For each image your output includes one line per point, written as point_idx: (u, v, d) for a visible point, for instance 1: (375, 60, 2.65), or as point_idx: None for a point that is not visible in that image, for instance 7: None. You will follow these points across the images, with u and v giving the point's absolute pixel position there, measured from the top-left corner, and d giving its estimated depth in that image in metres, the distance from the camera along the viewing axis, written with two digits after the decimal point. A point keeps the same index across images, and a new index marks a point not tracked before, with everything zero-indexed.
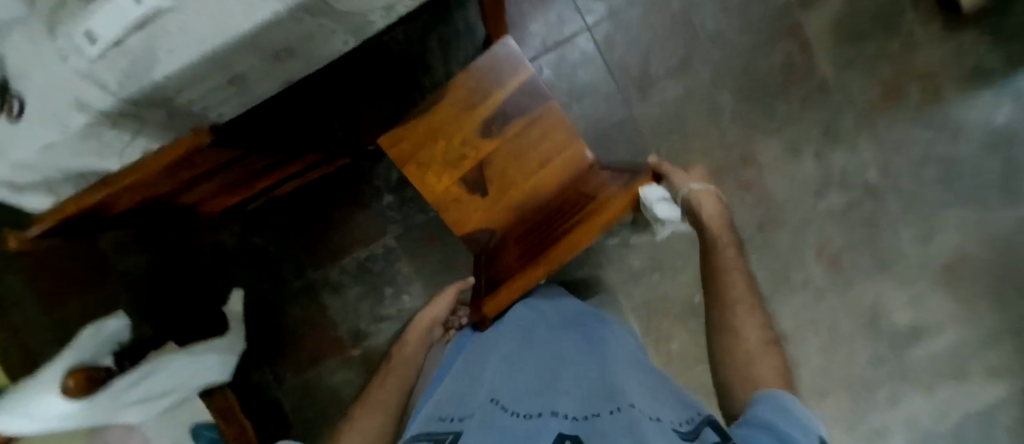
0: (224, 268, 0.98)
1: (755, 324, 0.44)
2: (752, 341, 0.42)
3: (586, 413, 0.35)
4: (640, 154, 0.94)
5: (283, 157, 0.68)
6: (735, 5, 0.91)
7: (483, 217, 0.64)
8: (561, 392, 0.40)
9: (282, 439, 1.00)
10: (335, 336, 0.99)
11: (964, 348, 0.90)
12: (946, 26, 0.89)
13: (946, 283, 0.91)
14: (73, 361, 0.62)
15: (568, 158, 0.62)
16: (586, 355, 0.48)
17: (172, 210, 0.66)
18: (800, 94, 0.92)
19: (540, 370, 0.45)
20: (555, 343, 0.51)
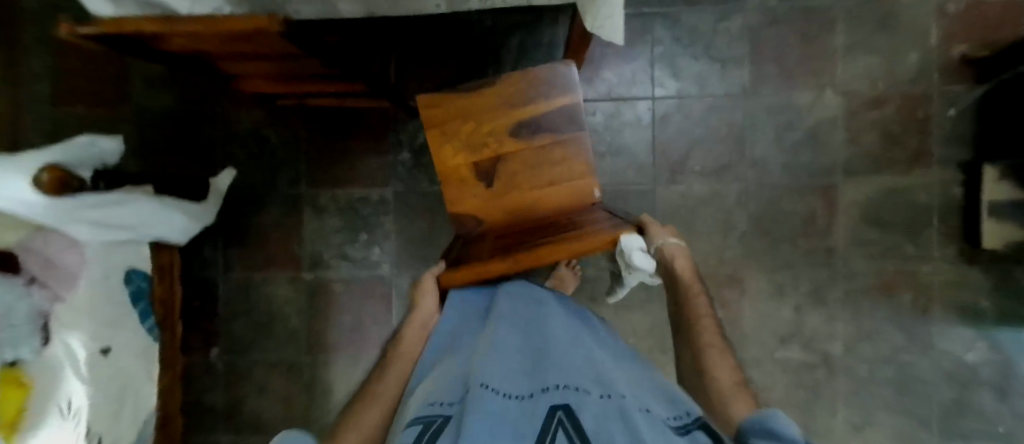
0: (229, 143, 0.99)
1: (727, 366, 0.47)
2: (723, 382, 0.45)
3: (574, 387, 0.37)
4: None
5: (331, 74, 0.71)
6: (789, 142, 0.95)
7: (479, 205, 0.65)
8: (551, 369, 0.41)
9: (202, 320, 1.01)
10: (296, 253, 1.00)
11: None
12: (961, 254, 0.92)
13: None
14: (59, 159, 0.64)
15: (576, 190, 0.64)
16: (571, 333, 0.49)
17: (212, 71, 0.68)
18: (808, 247, 0.95)
19: (529, 347, 0.46)
20: (540, 314, 0.52)
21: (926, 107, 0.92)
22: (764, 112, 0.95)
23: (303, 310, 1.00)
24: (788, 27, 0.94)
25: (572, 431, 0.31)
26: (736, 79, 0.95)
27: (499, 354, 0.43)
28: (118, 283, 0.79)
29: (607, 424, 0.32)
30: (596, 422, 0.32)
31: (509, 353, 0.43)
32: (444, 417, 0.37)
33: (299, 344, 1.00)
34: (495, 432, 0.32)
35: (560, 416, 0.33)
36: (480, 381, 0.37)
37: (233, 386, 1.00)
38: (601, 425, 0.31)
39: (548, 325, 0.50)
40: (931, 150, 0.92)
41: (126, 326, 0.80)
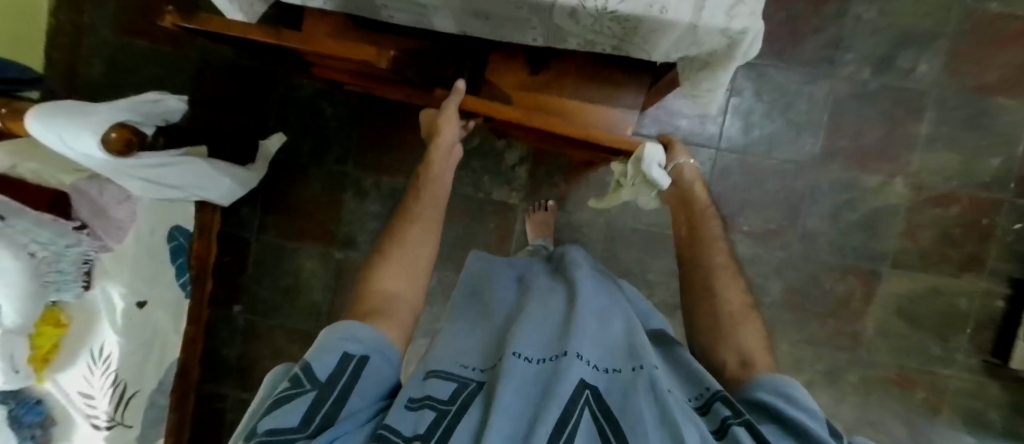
0: (282, 109, 0.98)
1: (736, 288, 0.53)
2: (735, 306, 0.51)
3: (607, 366, 0.42)
4: (676, 274, 0.98)
5: (407, 85, 0.71)
6: (842, 221, 0.93)
7: (517, 89, 0.72)
8: (585, 336, 0.45)
9: (230, 276, 1.03)
10: (331, 228, 1.00)
11: None
12: (984, 366, 0.92)
13: None
14: (124, 115, 0.64)
15: (609, 114, 0.69)
16: (602, 302, 0.53)
17: (292, 58, 0.67)
18: (835, 327, 0.94)
19: (561, 312, 0.51)
20: (575, 283, 0.57)
21: (992, 216, 0.90)
22: (827, 186, 0.92)
23: (327, 284, 1.01)
24: (873, 104, 0.91)
25: (599, 407, 0.37)
26: (807, 146, 0.92)
27: (534, 324, 0.48)
28: (162, 239, 0.80)
29: (634, 397, 0.37)
30: (622, 399, 0.37)
31: (538, 322, 0.49)
32: (475, 382, 0.42)
33: (318, 317, 1.02)
34: (527, 399, 0.38)
35: (588, 393, 0.38)
36: (511, 350, 0.43)
37: (248, 343, 1.03)
38: (628, 399, 0.37)
39: (586, 290, 0.56)
40: (985, 258, 0.90)
41: (163, 282, 0.82)
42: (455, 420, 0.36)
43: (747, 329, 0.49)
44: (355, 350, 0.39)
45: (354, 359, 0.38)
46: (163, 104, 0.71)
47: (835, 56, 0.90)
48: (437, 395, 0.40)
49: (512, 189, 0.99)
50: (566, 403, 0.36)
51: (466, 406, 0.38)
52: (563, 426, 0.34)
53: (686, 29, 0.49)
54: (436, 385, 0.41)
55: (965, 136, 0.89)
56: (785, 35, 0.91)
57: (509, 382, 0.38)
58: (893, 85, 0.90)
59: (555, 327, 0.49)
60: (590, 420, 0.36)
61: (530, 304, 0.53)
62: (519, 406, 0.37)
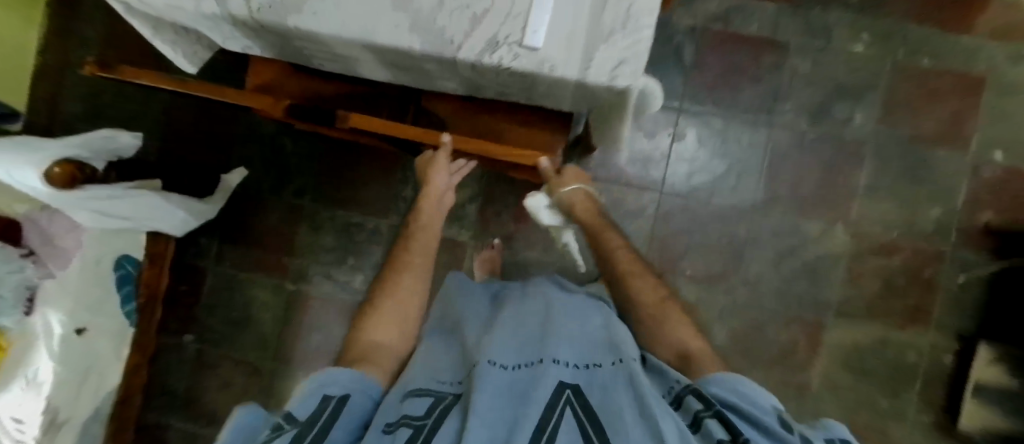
0: (245, 144, 1.03)
1: (649, 284, 0.60)
2: (650, 303, 0.56)
3: (585, 364, 0.40)
4: None
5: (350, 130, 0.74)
6: (785, 267, 0.93)
7: (457, 117, 0.73)
8: (560, 341, 0.43)
9: (184, 304, 1.05)
10: (285, 260, 1.03)
11: None
12: (937, 423, 0.89)
13: None
14: (73, 149, 0.68)
15: (545, 140, 0.71)
16: (577, 306, 0.52)
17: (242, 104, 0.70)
18: (782, 376, 0.92)
19: (534, 317, 0.50)
20: (546, 292, 0.56)
21: (935, 266, 0.90)
22: (769, 232, 0.93)
23: (277, 316, 1.02)
24: (812, 153, 0.93)
25: (580, 405, 0.34)
26: (747, 192, 0.94)
27: (507, 332, 0.47)
28: (109, 268, 0.81)
29: (615, 394, 0.35)
30: (602, 396, 0.35)
31: (514, 332, 0.47)
32: (452, 396, 0.40)
33: (265, 350, 1.02)
34: (502, 403, 0.35)
35: (569, 392, 0.36)
36: (486, 358, 0.41)
37: (195, 373, 1.04)
38: (608, 398, 0.35)
39: (555, 296, 0.55)
40: (930, 310, 0.89)
41: (107, 310, 0.83)
42: (427, 436, 0.33)
43: (673, 317, 0.54)
44: (335, 390, 0.39)
45: (333, 401, 0.38)
46: (116, 140, 0.76)
47: (773, 107, 0.94)
48: (408, 414, 0.36)
49: (462, 227, 1.01)
50: (542, 410, 0.33)
51: (438, 420, 0.35)
52: (542, 428, 0.31)
53: (578, 85, 0.53)
54: (409, 401, 0.38)
55: (904, 186, 0.91)
56: (726, 86, 0.95)
57: (484, 388, 0.36)
58: (832, 136, 0.93)
59: (531, 332, 0.47)
60: (572, 420, 0.33)
61: (504, 315, 0.52)
62: (495, 410, 0.34)
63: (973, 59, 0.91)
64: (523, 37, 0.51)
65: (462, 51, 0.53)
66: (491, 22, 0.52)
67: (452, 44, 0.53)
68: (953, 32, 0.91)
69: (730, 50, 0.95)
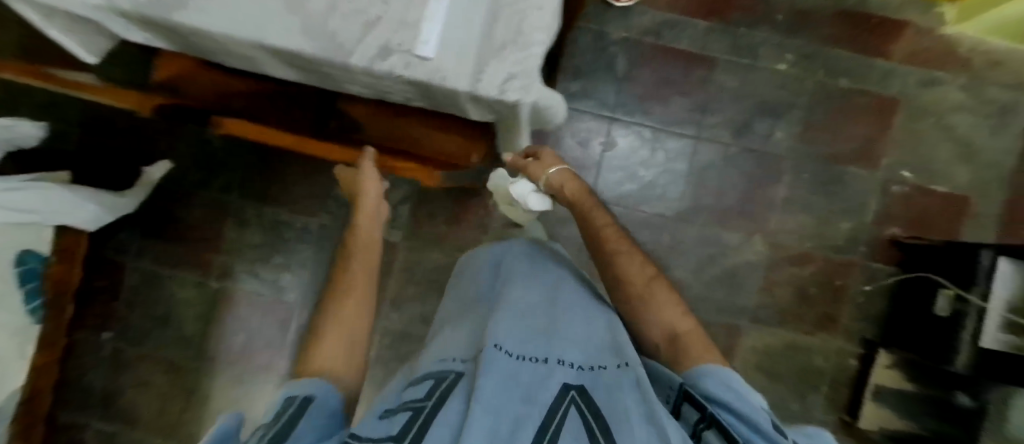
0: (169, 137, 1.00)
1: (638, 262, 0.54)
2: (639, 282, 0.51)
3: (590, 365, 0.43)
4: None
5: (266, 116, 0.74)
6: (707, 275, 0.96)
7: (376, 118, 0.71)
8: (566, 338, 0.46)
9: (103, 299, 1.02)
10: (210, 257, 1.01)
11: None
12: (842, 427, 0.93)
13: None
14: None
15: (461, 146, 0.71)
16: (583, 295, 0.54)
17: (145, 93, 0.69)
18: None
19: (542, 303, 0.52)
20: (557, 275, 0.57)
21: (844, 277, 0.94)
22: (691, 241, 0.96)
23: (202, 314, 1.02)
24: (734, 166, 0.96)
25: (585, 406, 0.36)
26: (672, 201, 0.96)
27: (515, 317, 0.49)
28: (10, 264, 0.75)
29: (618, 395, 0.37)
30: (607, 398, 0.37)
31: (522, 318, 0.49)
32: (459, 376, 0.42)
33: (190, 347, 1.01)
34: (508, 392, 0.37)
35: (573, 394, 0.38)
36: (493, 343, 0.43)
37: (115, 370, 1.01)
38: (612, 398, 0.37)
39: (562, 282, 0.56)
40: (838, 319, 0.94)
41: (10, 307, 0.78)
42: (434, 415, 0.35)
43: (665, 295, 0.50)
44: (298, 391, 0.38)
45: (297, 400, 0.37)
46: (19, 129, 0.75)
47: (699, 120, 0.96)
48: (415, 398, 0.39)
49: (394, 228, 1.00)
50: (545, 411, 0.36)
51: (443, 400, 0.38)
52: (546, 425, 0.34)
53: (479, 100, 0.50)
54: (423, 388, 0.42)
55: (819, 200, 0.95)
56: (656, 98, 0.97)
57: (492, 377, 0.38)
58: (754, 149, 0.96)
59: (536, 321, 0.49)
60: (576, 419, 0.35)
61: (512, 294, 0.53)
62: (502, 397, 0.36)
63: (887, 81, 0.94)
64: None
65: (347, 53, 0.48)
66: None
67: (340, 49, 0.44)
68: (870, 54, 0.95)
69: (661, 62, 0.97)
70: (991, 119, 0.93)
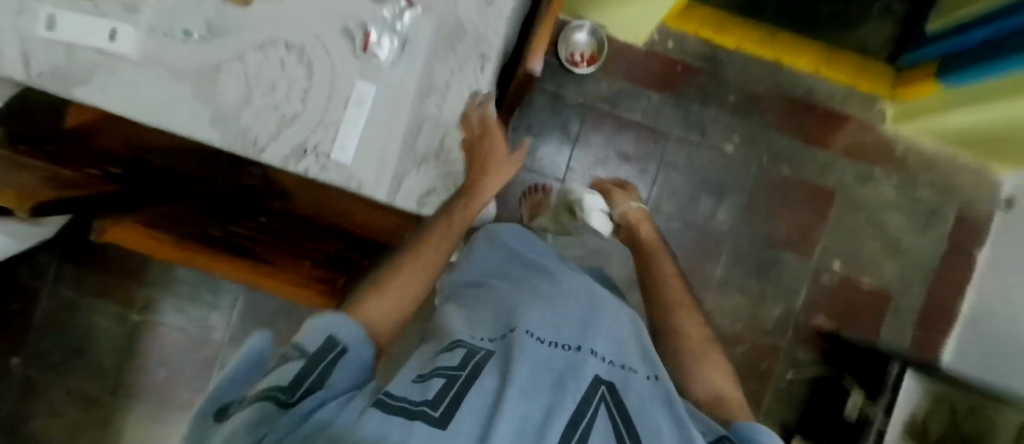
0: None
1: (695, 321, 0.50)
2: (696, 337, 0.48)
3: (625, 362, 0.32)
4: None
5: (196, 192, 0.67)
6: None
7: (303, 190, 0.72)
8: (603, 322, 0.36)
9: (12, 324, 0.96)
10: (135, 289, 0.97)
11: None
12: None
13: None
14: None
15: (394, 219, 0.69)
16: (617, 295, 0.45)
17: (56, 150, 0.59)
18: None
19: (582, 288, 0.41)
20: (588, 274, 0.48)
21: (770, 360, 0.97)
22: None
23: (120, 348, 0.96)
24: (676, 242, 0.97)
25: (616, 410, 0.27)
26: None
27: (550, 301, 0.38)
28: None
29: (650, 409, 0.28)
30: (638, 407, 0.28)
31: (557, 300, 0.38)
32: (484, 351, 0.31)
33: (104, 382, 0.96)
34: (539, 379, 0.27)
35: (604, 388, 0.28)
36: (523, 329, 0.32)
37: (19, 401, 0.95)
38: (645, 414, 0.28)
39: (596, 282, 0.46)
40: (761, 401, 0.96)
41: None
42: (464, 389, 0.25)
43: (719, 358, 0.46)
44: (342, 337, 0.30)
45: (333, 349, 0.29)
46: None
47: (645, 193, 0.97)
48: (440, 365, 0.29)
49: None
50: (579, 400, 0.26)
51: (478, 373, 0.27)
52: (577, 420, 0.24)
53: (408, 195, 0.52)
54: (441, 357, 0.30)
55: (753, 282, 0.97)
56: (606, 166, 0.97)
57: (519, 360, 0.28)
58: (696, 227, 0.97)
59: (574, 305, 0.38)
60: (606, 423, 0.25)
61: (539, 282, 0.43)
62: (528, 381, 0.26)
63: (826, 172, 0.97)
64: (330, 153, 0.49)
65: (268, 154, 0.50)
66: (299, 129, 0.49)
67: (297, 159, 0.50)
68: (813, 144, 0.97)
69: (614, 131, 0.97)
70: (917, 220, 0.97)
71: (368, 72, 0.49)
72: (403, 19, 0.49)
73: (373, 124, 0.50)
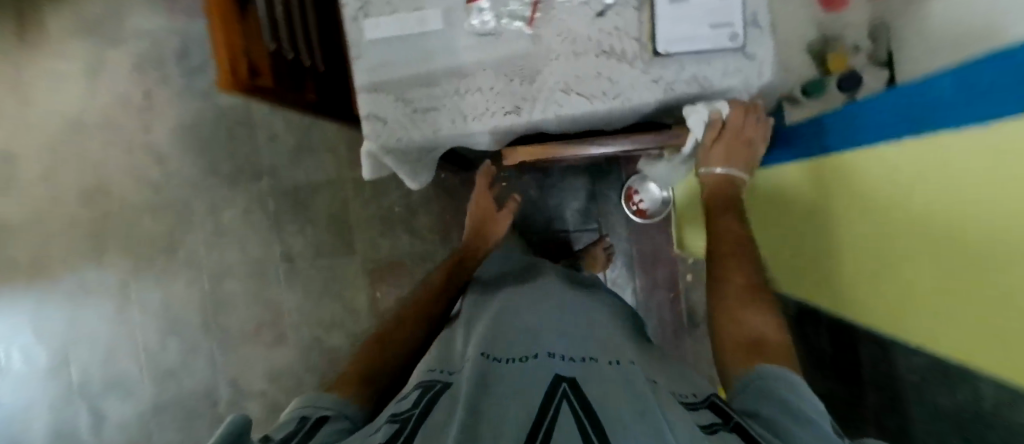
0: None
1: (741, 268, 0.48)
2: (739, 289, 0.46)
3: (580, 356, 0.40)
4: (339, 237, 1.15)
5: None
6: None
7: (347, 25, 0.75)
8: (554, 336, 0.45)
9: None
10: None
11: (125, 393, 1.24)
12: None
13: (169, 401, 1.22)
14: None
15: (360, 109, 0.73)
16: (588, 309, 0.54)
17: None
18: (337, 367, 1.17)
19: (542, 315, 0.49)
20: (575, 297, 0.57)
21: None
22: None
23: None
24: None
25: (577, 397, 0.32)
26: None
27: (508, 328, 0.47)
28: None
29: (612, 383, 0.34)
30: (601, 390, 0.33)
31: (519, 328, 0.47)
32: (445, 384, 0.40)
33: None
34: (503, 393, 0.34)
35: (565, 384, 0.34)
36: (483, 354, 0.41)
37: None
38: (603, 386, 0.34)
39: (576, 306, 0.54)
40: None
41: None
42: (415, 429, 0.32)
43: (753, 308, 0.44)
44: (310, 414, 0.40)
45: (307, 421, 0.39)
46: None
47: None
48: (395, 411, 0.36)
49: None
50: (535, 407, 0.31)
51: (429, 408, 0.35)
52: (539, 419, 0.30)
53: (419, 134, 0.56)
54: (403, 401, 0.38)
55: None
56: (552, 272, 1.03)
57: (482, 395, 0.34)
58: None
59: (530, 327, 0.47)
60: (567, 407, 0.31)
61: (508, 309, 0.52)
62: (497, 405, 0.32)
63: None
64: (368, 18, 0.52)
65: None
66: None
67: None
68: None
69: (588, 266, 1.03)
70: None
71: (451, 12, 0.52)
72: (512, 22, 0.51)
73: (411, 42, 0.52)
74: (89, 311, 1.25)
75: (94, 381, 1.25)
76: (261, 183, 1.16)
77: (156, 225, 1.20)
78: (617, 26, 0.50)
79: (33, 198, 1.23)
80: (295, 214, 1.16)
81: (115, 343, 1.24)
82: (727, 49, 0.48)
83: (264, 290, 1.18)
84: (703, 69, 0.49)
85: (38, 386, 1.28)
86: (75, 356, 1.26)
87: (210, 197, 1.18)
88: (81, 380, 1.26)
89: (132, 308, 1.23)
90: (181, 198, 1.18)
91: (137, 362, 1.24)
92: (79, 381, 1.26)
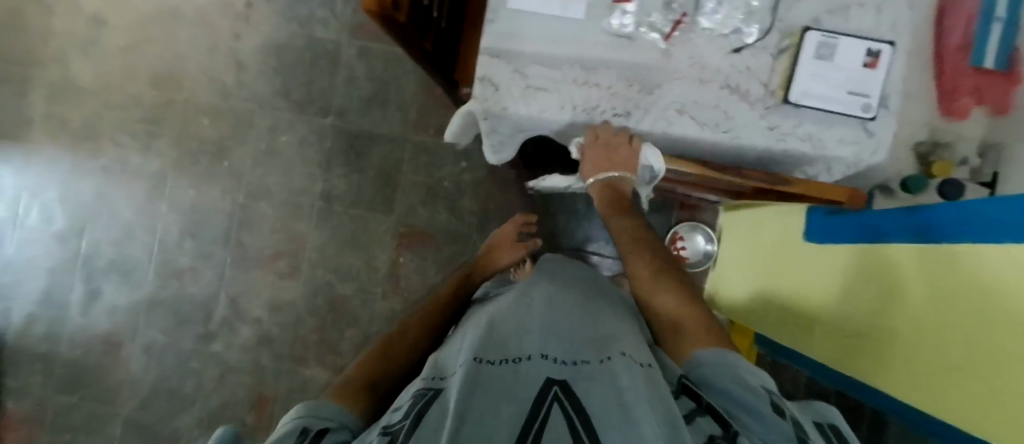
0: None
1: (644, 258, 0.53)
2: (645, 274, 0.51)
3: (574, 357, 0.36)
4: (382, 190, 1.16)
5: None
6: None
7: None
8: (552, 337, 0.39)
9: None
10: None
11: (129, 273, 1.25)
12: None
13: (168, 293, 1.23)
14: None
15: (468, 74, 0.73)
16: (592, 301, 0.50)
17: None
18: (339, 313, 1.17)
19: (539, 314, 0.44)
20: (581, 290, 0.52)
21: None
22: None
23: None
24: None
25: (569, 405, 0.29)
26: None
27: (501, 331, 0.41)
28: None
29: (604, 386, 0.31)
30: (596, 394, 0.30)
31: (513, 330, 0.42)
32: (434, 392, 0.35)
33: None
34: (494, 407, 0.30)
35: (556, 389, 0.31)
36: (475, 357, 0.36)
37: None
38: (596, 392, 0.31)
39: (583, 301, 0.49)
40: None
41: None
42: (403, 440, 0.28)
43: (665, 292, 0.48)
44: (314, 424, 0.34)
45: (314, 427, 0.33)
46: None
47: None
48: (387, 425, 0.32)
49: None
50: (522, 426, 0.28)
51: (418, 416, 0.30)
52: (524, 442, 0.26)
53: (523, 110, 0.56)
54: (395, 413, 0.33)
55: None
56: None
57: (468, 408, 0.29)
58: None
59: (525, 328, 0.42)
60: (559, 418, 0.28)
61: (499, 313, 0.46)
62: (487, 424, 0.28)
63: None
64: None
65: None
66: None
67: None
68: None
69: None
70: None
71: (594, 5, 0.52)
72: (649, 32, 0.51)
73: (546, 24, 0.53)
74: (123, 184, 1.26)
75: (104, 252, 1.26)
76: (327, 118, 1.18)
77: (214, 126, 1.22)
78: (748, 66, 0.51)
79: (109, 64, 1.26)
80: (347, 156, 1.18)
81: (136, 223, 1.25)
82: (854, 117, 0.49)
83: (294, 217, 1.19)
84: (822, 130, 0.50)
85: (46, 245, 1.28)
86: (95, 223, 1.27)
87: (275, 116, 1.20)
88: (92, 247, 1.27)
89: (163, 195, 1.25)
90: (247, 107, 1.21)
91: (150, 251, 1.24)
92: (89, 247, 1.27)
